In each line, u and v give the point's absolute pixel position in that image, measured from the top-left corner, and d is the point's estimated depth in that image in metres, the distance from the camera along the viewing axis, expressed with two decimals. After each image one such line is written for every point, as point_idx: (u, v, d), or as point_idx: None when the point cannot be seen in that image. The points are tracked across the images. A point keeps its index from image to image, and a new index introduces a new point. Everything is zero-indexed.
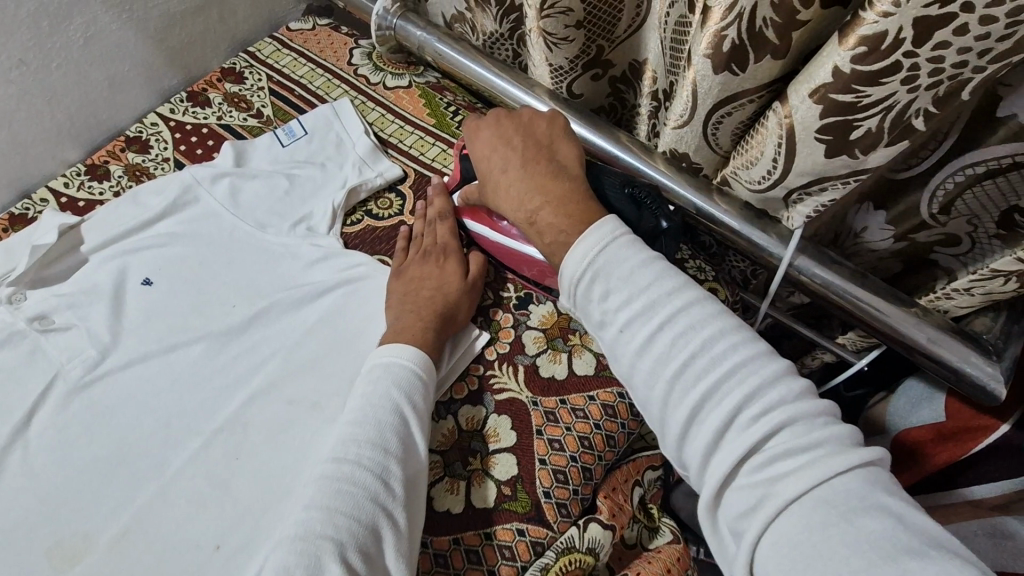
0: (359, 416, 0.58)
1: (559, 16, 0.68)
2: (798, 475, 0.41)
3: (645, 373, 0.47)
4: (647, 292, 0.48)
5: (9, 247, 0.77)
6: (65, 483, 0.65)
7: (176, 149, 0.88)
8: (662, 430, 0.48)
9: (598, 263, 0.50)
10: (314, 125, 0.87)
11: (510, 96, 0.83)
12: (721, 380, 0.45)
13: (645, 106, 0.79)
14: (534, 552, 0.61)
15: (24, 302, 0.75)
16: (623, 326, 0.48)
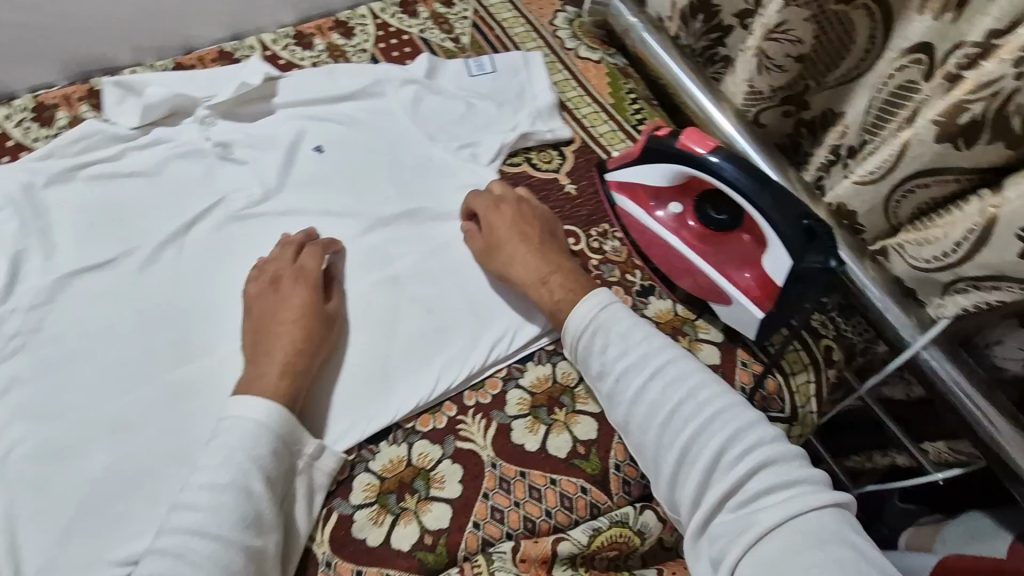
0: (208, 479, 0.52)
1: (785, 43, 0.71)
2: (776, 509, 0.48)
3: (639, 420, 0.56)
4: (640, 348, 0.58)
5: (215, 77, 0.84)
6: (198, 294, 0.71)
7: (376, 44, 0.94)
8: (655, 476, 0.56)
9: (602, 317, 0.61)
10: (505, 67, 0.91)
11: (697, 102, 0.85)
12: (706, 424, 0.53)
13: (819, 157, 0.79)
14: (589, 512, 0.62)
15: (213, 126, 0.81)
16: (617, 376, 0.58)
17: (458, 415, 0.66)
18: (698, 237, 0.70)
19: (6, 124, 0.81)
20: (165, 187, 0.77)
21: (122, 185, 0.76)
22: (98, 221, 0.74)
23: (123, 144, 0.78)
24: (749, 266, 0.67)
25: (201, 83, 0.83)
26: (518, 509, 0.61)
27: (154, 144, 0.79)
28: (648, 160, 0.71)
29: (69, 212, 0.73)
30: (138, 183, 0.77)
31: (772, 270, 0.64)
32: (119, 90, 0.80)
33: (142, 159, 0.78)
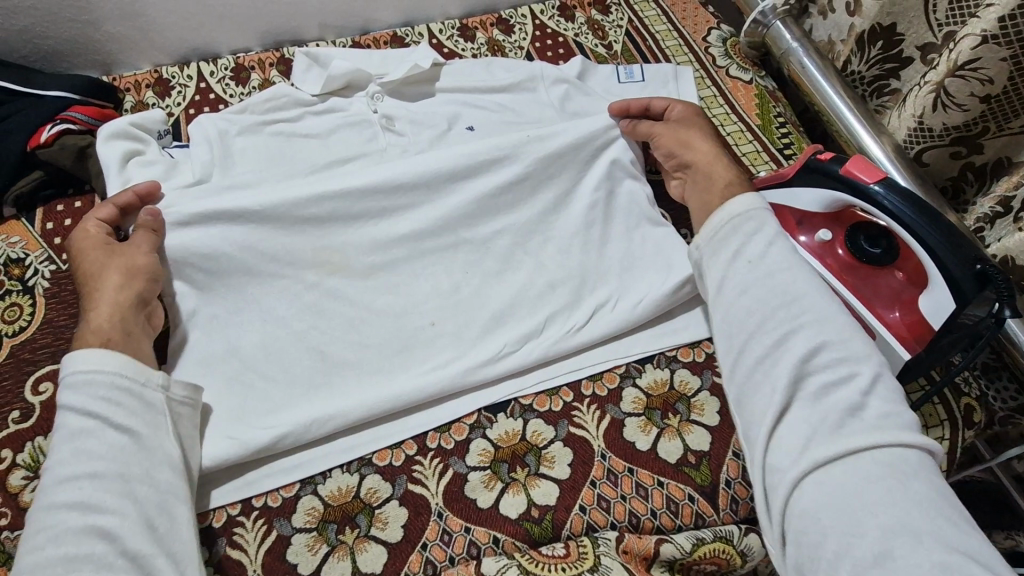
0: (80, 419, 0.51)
1: (973, 82, 0.69)
2: (854, 425, 0.47)
3: (752, 307, 0.54)
4: (777, 245, 0.57)
5: (389, 57, 0.88)
6: None
7: (532, 43, 0.99)
8: (734, 366, 0.54)
9: (757, 210, 0.59)
10: (652, 77, 0.92)
11: (853, 133, 0.83)
12: (816, 326, 0.51)
13: (983, 208, 0.75)
14: (694, 521, 0.62)
15: (380, 101, 0.85)
16: (746, 262, 0.57)
17: (573, 402, 0.69)
18: (846, 267, 0.68)
19: (210, 80, 0.93)
20: (336, 147, 0.81)
21: (297, 142, 0.81)
22: (272, 167, 0.78)
23: (304, 108, 0.83)
24: (901, 303, 0.65)
25: (374, 60, 0.88)
26: (623, 502, 0.63)
27: (329, 112, 0.84)
28: (804, 182, 0.70)
29: (249, 156, 0.78)
30: (309, 143, 0.81)
31: (930, 313, 0.62)
32: (307, 60, 0.86)
33: (321, 121, 0.82)
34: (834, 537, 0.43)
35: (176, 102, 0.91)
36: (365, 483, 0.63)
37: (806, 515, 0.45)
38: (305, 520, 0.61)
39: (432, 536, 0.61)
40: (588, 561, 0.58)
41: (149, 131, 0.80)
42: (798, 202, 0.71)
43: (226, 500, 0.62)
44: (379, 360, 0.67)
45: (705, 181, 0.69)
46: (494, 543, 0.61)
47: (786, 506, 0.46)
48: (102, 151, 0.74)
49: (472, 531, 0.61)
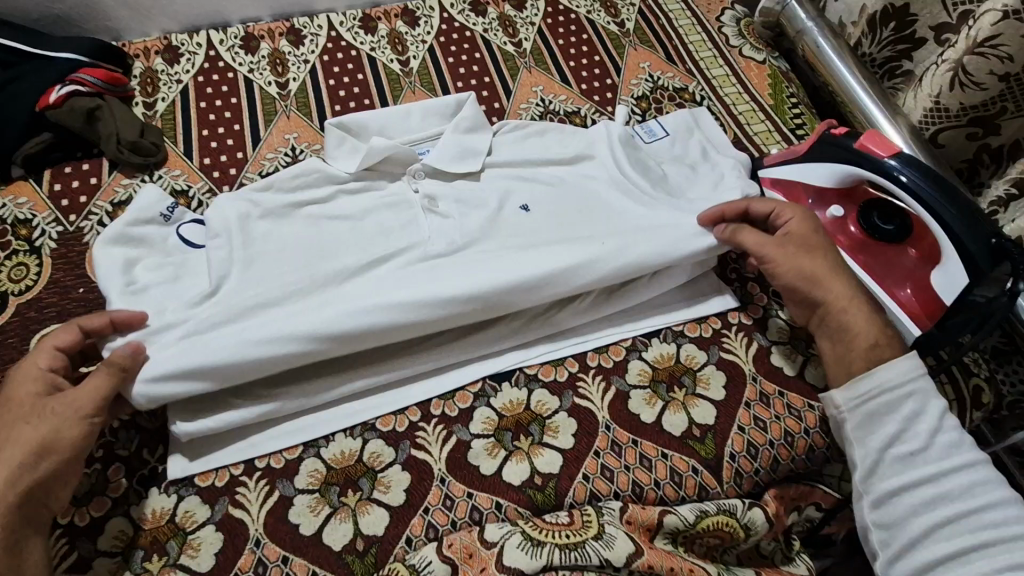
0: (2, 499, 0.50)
1: (992, 59, 0.68)
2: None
3: (915, 505, 0.52)
4: (949, 437, 0.54)
5: (425, 114, 0.80)
6: None
7: (543, 19, 0.98)
8: (889, 547, 0.53)
9: (917, 387, 0.55)
10: (677, 128, 0.82)
11: (867, 113, 0.82)
12: (997, 538, 0.49)
13: (997, 191, 0.74)
14: (697, 493, 0.62)
15: (422, 180, 0.75)
16: (907, 453, 0.54)
17: (579, 372, 0.68)
18: (858, 245, 0.68)
19: (220, 48, 0.93)
20: (369, 232, 0.71)
21: (325, 225, 0.71)
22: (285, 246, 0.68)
23: (336, 185, 0.73)
24: (913, 282, 0.64)
25: (413, 125, 0.79)
26: (627, 473, 0.62)
27: (364, 189, 0.74)
28: (817, 157, 0.69)
29: (269, 239, 0.68)
30: (342, 226, 0.71)
31: (941, 289, 0.62)
32: (338, 131, 0.76)
33: (353, 203, 0.73)
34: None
35: (185, 69, 0.90)
36: (368, 447, 0.63)
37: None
38: (307, 482, 0.61)
39: (434, 500, 0.61)
40: (592, 528, 0.57)
41: (150, 217, 0.69)
42: (812, 177, 0.70)
43: (228, 461, 0.62)
44: None
45: (842, 338, 0.61)
46: (497, 509, 0.61)
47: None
48: (100, 254, 0.64)
49: (474, 496, 0.61)
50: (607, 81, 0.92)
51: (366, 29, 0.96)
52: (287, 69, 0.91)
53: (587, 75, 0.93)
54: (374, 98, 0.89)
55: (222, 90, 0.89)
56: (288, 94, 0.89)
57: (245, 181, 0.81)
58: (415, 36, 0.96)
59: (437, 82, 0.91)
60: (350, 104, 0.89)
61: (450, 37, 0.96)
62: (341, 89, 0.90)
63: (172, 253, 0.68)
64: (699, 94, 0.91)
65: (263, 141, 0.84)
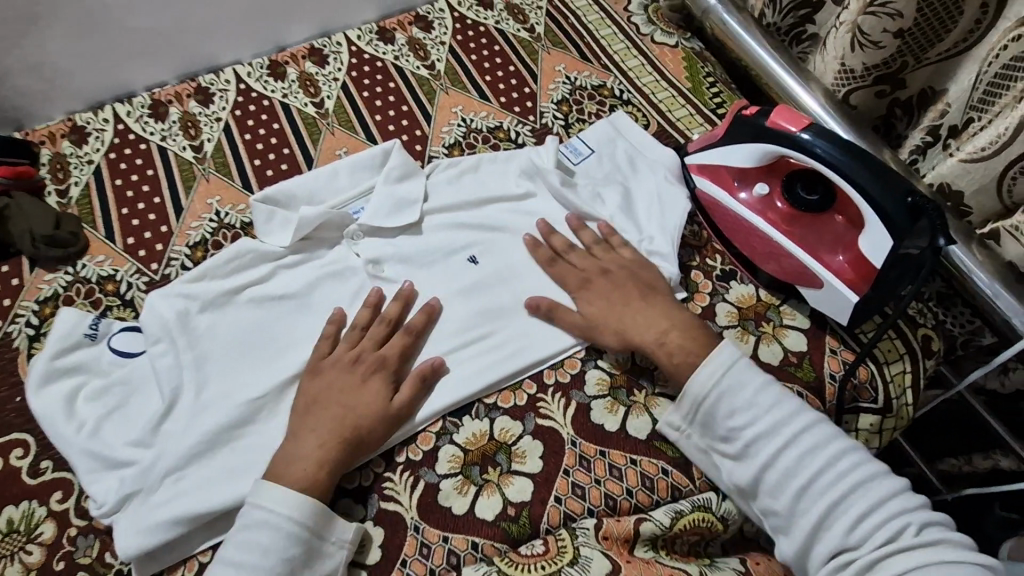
0: (253, 538, 0.54)
1: (882, 18, 0.69)
2: (906, 564, 0.49)
3: (770, 487, 0.56)
4: (768, 416, 0.57)
5: (354, 170, 0.80)
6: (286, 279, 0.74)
7: (453, 37, 0.97)
8: (784, 533, 0.56)
9: (725, 384, 0.59)
10: (600, 141, 0.82)
11: (782, 83, 0.83)
12: (844, 483, 0.54)
13: (916, 139, 0.77)
14: (671, 494, 0.62)
15: (362, 241, 0.76)
16: (747, 445, 0.57)
17: (538, 393, 0.68)
18: (786, 219, 0.69)
19: (128, 120, 0.90)
20: (319, 308, 0.73)
21: (274, 308, 0.73)
22: (244, 344, 0.70)
23: (273, 262, 0.75)
24: (842, 249, 0.66)
25: (342, 184, 0.80)
26: (599, 486, 0.62)
27: (303, 261, 0.76)
28: (735, 139, 0.70)
29: (220, 337, 0.70)
30: (288, 307, 0.73)
31: (869, 252, 0.63)
32: (267, 207, 0.76)
33: (294, 278, 0.75)
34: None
35: (95, 148, 0.88)
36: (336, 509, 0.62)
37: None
38: None
39: (410, 551, 0.60)
40: (568, 554, 0.58)
41: (75, 342, 0.68)
42: (735, 160, 0.71)
43: (196, 548, 0.62)
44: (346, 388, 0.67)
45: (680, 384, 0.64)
46: (474, 549, 0.60)
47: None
48: (36, 403, 0.65)
49: (450, 540, 0.60)
50: (526, 90, 0.91)
51: (275, 76, 0.94)
52: (200, 131, 0.89)
53: (504, 87, 0.92)
54: (293, 146, 0.87)
55: (137, 164, 0.86)
56: (205, 156, 0.87)
57: (173, 254, 0.79)
58: (326, 74, 0.94)
59: (355, 118, 0.90)
60: (269, 157, 0.87)
61: (361, 70, 0.94)
62: (259, 142, 0.88)
63: (109, 372, 0.68)
64: (617, 88, 0.91)
65: (186, 210, 0.82)
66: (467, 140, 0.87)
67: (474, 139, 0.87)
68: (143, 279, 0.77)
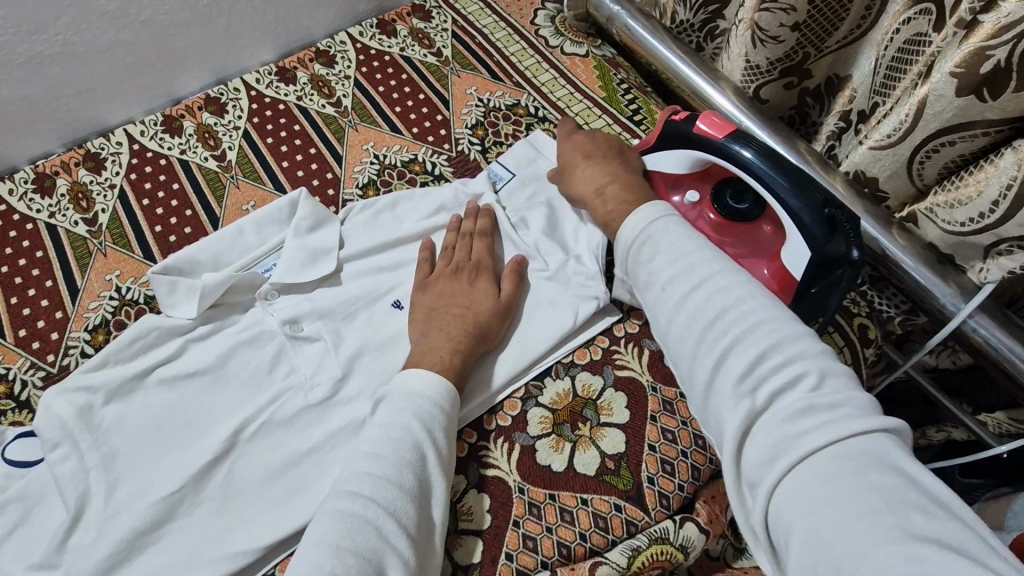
0: (390, 420, 0.57)
1: (778, 13, 0.67)
2: (805, 425, 0.43)
3: (679, 327, 0.53)
4: (688, 259, 0.55)
5: (263, 224, 0.75)
6: (196, 356, 0.68)
7: (358, 69, 0.92)
8: (689, 383, 0.52)
9: (649, 230, 0.58)
10: (518, 162, 0.80)
11: (693, 85, 0.82)
12: (751, 330, 0.49)
13: (829, 125, 0.77)
14: (626, 531, 0.60)
15: (278, 301, 0.71)
16: (663, 286, 0.55)
17: (480, 441, 0.64)
18: (715, 228, 0.66)
19: (11, 199, 0.81)
20: (236, 381, 0.67)
21: (188, 386, 0.67)
22: (153, 432, 0.64)
23: (182, 336, 0.69)
24: (767, 259, 0.64)
25: (250, 242, 0.75)
26: (551, 534, 0.59)
27: (214, 331, 0.70)
28: (670, 144, 0.67)
29: (130, 427, 0.64)
30: (202, 384, 0.67)
31: (789, 264, 0.61)
32: (168, 277, 0.69)
33: (205, 351, 0.68)
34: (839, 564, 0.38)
35: None
36: None
37: (805, 539, 0.40)
38: None
39: None
40: None
41: None
42: (673, 164, 0.68)
43: None
44: (273, 467, 0.63)
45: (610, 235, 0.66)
46: None
47: (769, 515, 0.43)
48: None
49: None
50: (438, 118, 0.88)
51: (171, 131, 0.87)
52: (92, 202, 0.81)
53: (416, 117, 0.88)
54: (196, 206, 0.82)
55: (23, 246, 0.78)
56: (100, 229, 0.80)
57: (71, 342, 0.72)
58: (226, 124, 0.88)
59: (261, 168, 0.84)
60: (171, 221, 0.80)
61: (263, 115, 0.88)
62: (158, 206, 0.81)
63: (5, 487, 0.62)
64: (532, 106, 0.89)
65: (82, 290, 0.75)
66: (382, 178, 0.83)
67: (389, 176, 0.83)
68: (39, 373, 0.70)
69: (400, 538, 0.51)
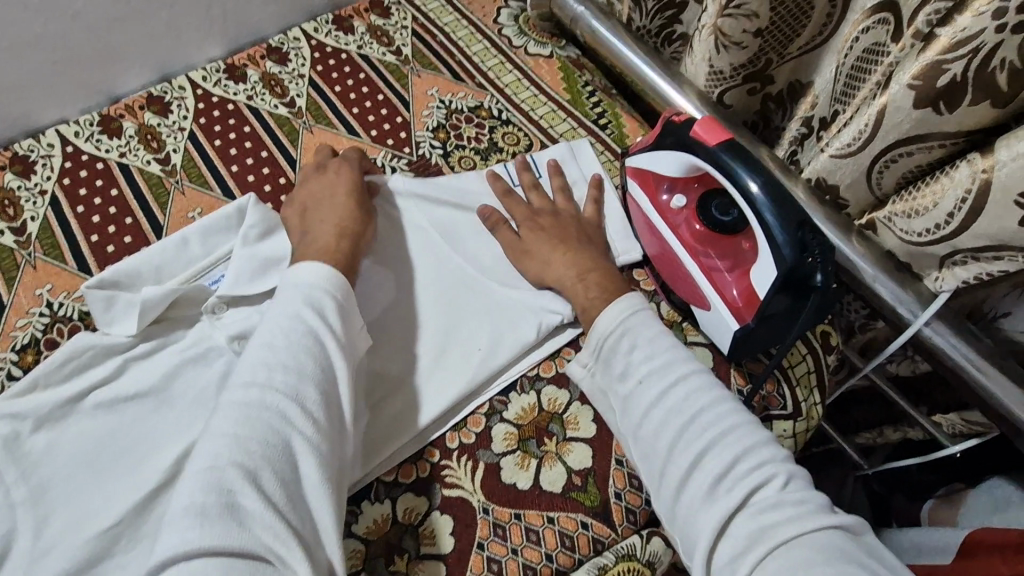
0: (281, 313, 0.56)
1: (741, 19, 0.67)
2: (771, 522, 0.47)
3: (655, 425, 0.54)
4: (666, 356, 0.57)
5: (208, 233, 0.71)
6: (136, 377, 0.64)
7: (313, 68, 0.88)
8: (659, 481, 0.54)
9: (631, 322, 0.59)
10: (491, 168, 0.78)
11: (657, 90, 0.81)
12: (722, 434, 0.52)
13: (792, 130, 0.76)
14: (593, 549, 0.59)
15: (226, 316, 0.67)
16: (640, 380, 0.56)
17: (442, 460, 0.62)
18: (698, 238, 0.66)
19: None
20: (180, 404, 0.63)
21: (127, 410, 0.62)
22: (86, 462, 0.59)
23: (120, 355, 0.64)
24: (739, 275, 0.64)
25: (196, 253, 0.70)
26: (517, 556, 0.58)
27: (155, 350, 0.65)
28: (663, 148, 0.67)
29: (62, 458, 0.59)
30: (143, 407, 0.62)
31: (757, 283, 0.60)
32: (103, 292, 0.65)
33: (147, 372, 0.64)
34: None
35: None
36: None
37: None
38: None
39: None
40: None
41: None
42: (667, 168, 0.67)
43: None
44: None
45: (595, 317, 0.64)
46: None
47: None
48: None
49: None
50: (397, 120, 0.85)
51: (109, 132, 0.81)
52: (20, 209, 0.75)
53: (374, 118, 0.85)
54: (137, 214, 0.76)
55: None
56: (29, 239, 0.74)
57: None
58: (169, 125, 0.82)
59: (208, 173, 0.79)
60: (109, 230, 0.75)
61: (210, 115, 0.83)
62: (94, 214, 0.76)
63: None
64: (495, 108, 0.86)
65: (9, 306, 0.69)
66: None
67: None
68: None
69: (306, 420, 0.51)
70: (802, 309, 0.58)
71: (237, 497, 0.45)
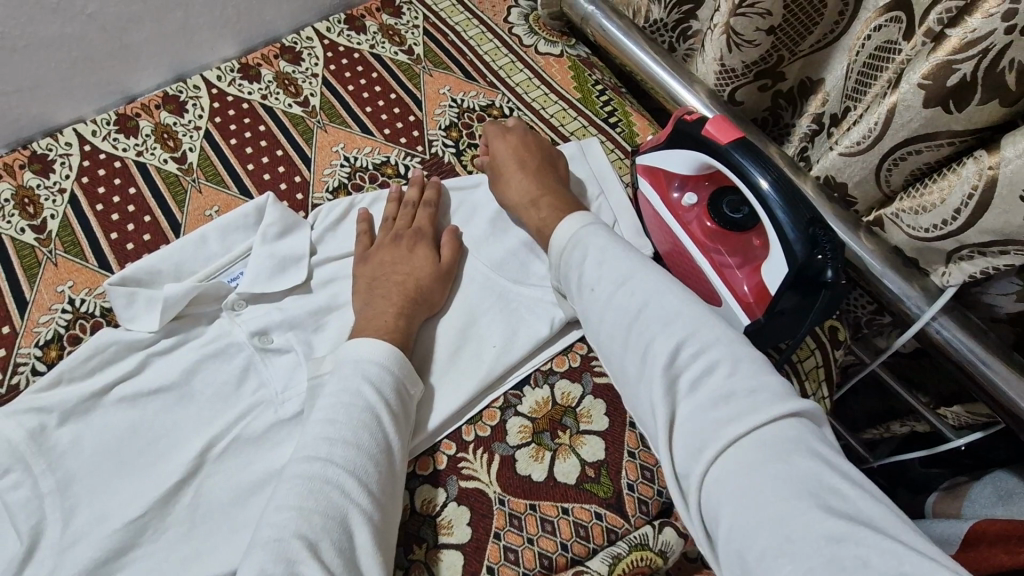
0: (340, 387, 0.57)
1: (753, 18, 0.68)
2: (725, 413, 0.47)
3: (610, 325, 0.56)
4: (614, 261, 0.59)
5: (226, 231, 0.72)
6: (157, 372, 0.65)
7: (326, 67, 0.89)
8: (622, 380, 0.55)
9: (580, 233, 0.62)
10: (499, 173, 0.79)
11: (667, 88, 0.82)
12: (665, 327, 0.53)
13: (803, 127, 0.78)
14: (607, 538, 0.60)
15: (245, 311, 0.68)
16: (592, 285, 0.59)
17: (458, 452, 0.63)
18: (708, 235, 0.68)
19: None
20: (202, 398, 0.64)
21: (150, 404, 0.63)
22: (109, 454, 0.61)
23: (142, 350, 0.65)
24: (750, 271, 0.65)
25: (214, 250, 0.71)
26: (533, 546, 0.59)
27: (175, 345, 0.66)
28: (675, 145, 0.68)
29: (87, 450, 0.60)
30: (165, 401, 0.64)
31: (767, 279, 0.61)
32: (125, 289, 0.66)
33: (168, 366, 0.65)
34: (760, 553, 0.40)
35: None
36: None
37: (731, 530, 0.42)
38: None
39: None
40: None
41: None
42: (677, 164, 0.68)
43: None
44: (243, 487, 0.61)
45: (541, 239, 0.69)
46: None
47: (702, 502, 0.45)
48: None
49: None
50: (410, 118, 0.86)
51: (126, 131, 0.82)
52: (40, 207, 0.76)
53: (387, 117, 0.86)
54: (155, 212, 0.78)
55: None
56: (50, 237, 0.75)
57: (21, 359, 0.68)
58: (185, 124, 0.84)
59: (225, 172, 0.81)
60: (128, 227, 0.76)
61: (225, 114, 0.84)
62: (113, 212, 0.77)
63: None
64: (506, 107, 0.87)
65: (32, 303, 0.71)
66: (353, 181, 0.81)
67: (360, 179, 0.81)
68: None
69: (361, 494, 0.52)
70: (811, 304, 0.59)
71: (299, 568, 0.46)
